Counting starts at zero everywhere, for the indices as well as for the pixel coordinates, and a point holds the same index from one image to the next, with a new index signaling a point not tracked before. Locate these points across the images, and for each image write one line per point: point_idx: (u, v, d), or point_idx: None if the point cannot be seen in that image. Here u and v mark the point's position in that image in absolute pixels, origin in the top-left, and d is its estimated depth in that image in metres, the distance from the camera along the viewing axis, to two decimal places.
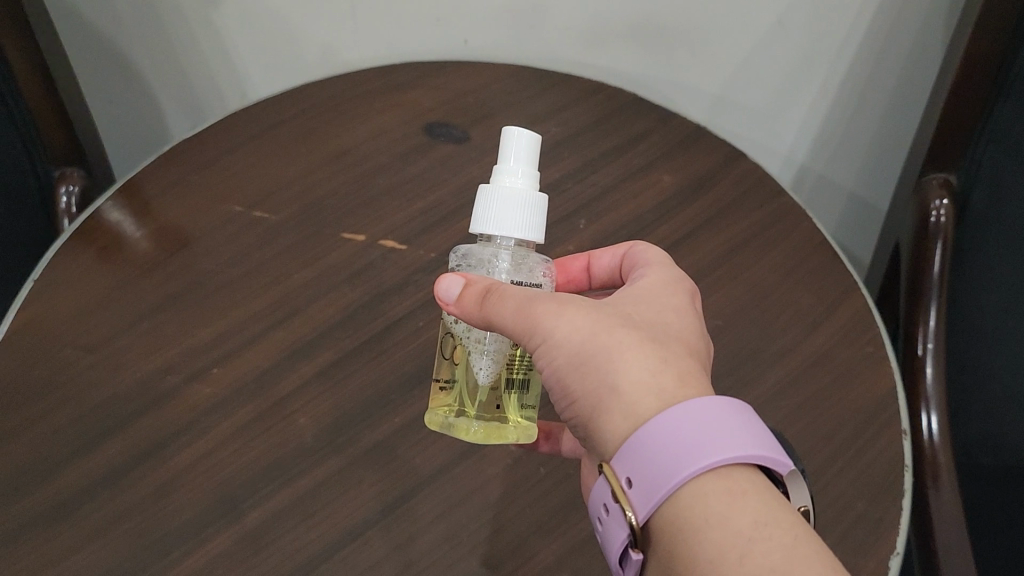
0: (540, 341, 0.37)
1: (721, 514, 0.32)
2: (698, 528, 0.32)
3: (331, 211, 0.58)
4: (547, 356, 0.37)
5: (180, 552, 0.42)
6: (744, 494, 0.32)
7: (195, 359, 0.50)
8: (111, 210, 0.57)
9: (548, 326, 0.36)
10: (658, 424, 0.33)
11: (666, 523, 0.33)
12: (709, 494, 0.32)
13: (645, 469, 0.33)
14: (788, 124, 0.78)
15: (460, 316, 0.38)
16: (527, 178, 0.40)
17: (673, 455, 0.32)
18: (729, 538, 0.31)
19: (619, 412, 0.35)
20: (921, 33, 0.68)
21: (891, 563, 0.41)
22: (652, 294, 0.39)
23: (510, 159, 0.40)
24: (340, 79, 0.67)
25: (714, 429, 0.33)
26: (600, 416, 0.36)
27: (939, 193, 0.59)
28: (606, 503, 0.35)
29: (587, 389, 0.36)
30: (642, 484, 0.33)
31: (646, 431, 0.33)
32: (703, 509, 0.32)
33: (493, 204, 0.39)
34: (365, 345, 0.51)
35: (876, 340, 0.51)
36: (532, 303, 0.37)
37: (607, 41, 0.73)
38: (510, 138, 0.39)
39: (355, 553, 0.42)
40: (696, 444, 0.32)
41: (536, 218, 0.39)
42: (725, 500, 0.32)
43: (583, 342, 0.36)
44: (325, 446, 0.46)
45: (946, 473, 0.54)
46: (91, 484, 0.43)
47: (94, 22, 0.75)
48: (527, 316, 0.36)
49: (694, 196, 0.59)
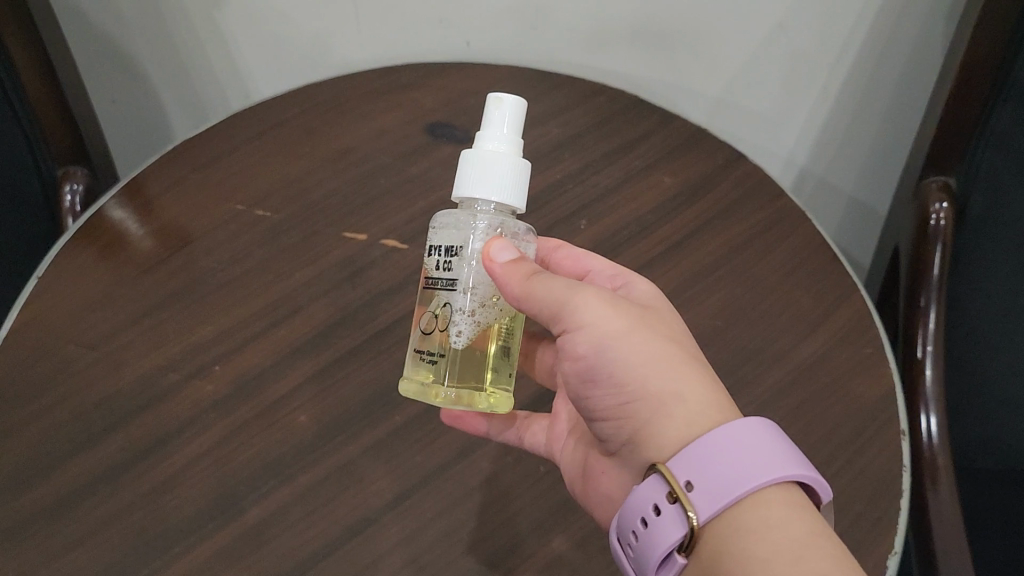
0: (587, 323, 0.39)
1: (782, 520, 0.34)
2: (758, 530, 0.34)
3: (333, 211, 0.59)
4: (592, 340, 0.39)
5: (181, 548, 0.42)
6: (800, 508, 0.35)
7: (197, 356, 0.50)
8: (113, 209, 0.58)
9: (599, 314, 0.39)
10: (732, 431, 0.36)
11: (725, 525, 0.34)
12: (771, 503, 0.34)
13: (712, 472, 0.35)
14: (790, 127, 0.78)
15: (498, 278, 0.39)
16: (509, 145, 0.41)
17: (746, 462, 0.35)
18: (788, 541, 0.33)
19: (682, 417, 0.37)
20: (922, 37, 0.68)
21: (891, 563, 0.41)
22: (660, 305, 0.43)
23: (496, 125, 0.41)
24: (342, 80, 0.68)
25: (779, 447, 0.35)
26: (659, 418, 0.38)
27: (938, 197, 0.59)
28: (657, 503, 0.36)
29: (647, 392, 0.38)
30: (705, 486, 0.35)
31: (715, 439, 0.36)
32: (764, 514, 0.34)
33: (475, 167, 0.40)
34: (367, 343, 0.51)
35: (875, 341, 0.51)
36: (578, 290, 0.40)
37: (609, 43, 0.73)
38: (495, 106, 0.41)
39: (356, 550, 0.42)
40: (765, 456, 0.35)
41: (515, 181, 0.40)
42: (786, 510, 0.34)
43: (641, 345, 0.39)
44: (325, 443, 0.46)
45: (945, 475, 0.54)
46: (92, 480, 0.44)
47: (97, 22, 0.75)
48: (574, 299, 0.39)
49: (695, 198, 0.60)
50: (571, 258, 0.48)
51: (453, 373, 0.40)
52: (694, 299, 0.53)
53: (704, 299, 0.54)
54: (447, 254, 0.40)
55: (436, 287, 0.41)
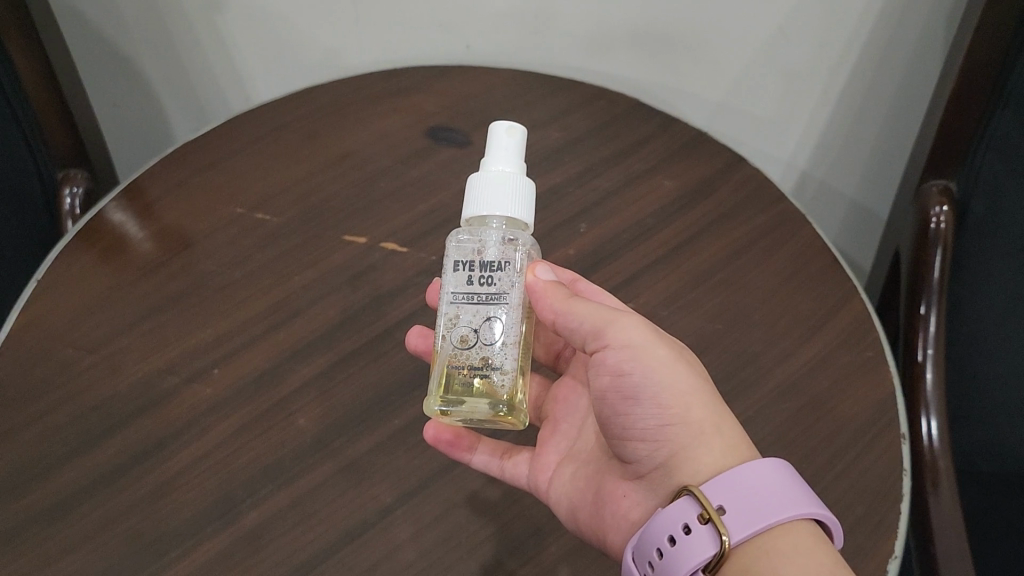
0: (638, 344, 0.40)
1: (811, 552, 0.35)
2: (789, 558, 0.35)
3: (332, 214, 0.58)
4: (639, 358, 0.40)
5: (179, 551, 0.42)
6: (824, 543, 0.36)
7: (197, 359, 0.50)
8: (114, 211, 0.58)
9: (646, 337, 0.40)
10: (768, 465, 0.37)
11: (756, 549, 0.36)
12: (799, 535, 0.36)
13: (748, 498, 0.36)
14: (791, 132, 0.78)
15: (542, 292, 0.41)
16: (512, 166, 0.42)
17: (781, 494, 0.36)
18: (817, 569, 0.35)
19: (722, 446, 0.39)
20: (922, 40, 0.68)
21: (891, 568, 0.41)
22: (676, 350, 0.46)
23: (498, 150, 0.42)
24: (343, 85, 0.68)
25: (806, 486, 0.37)
26: (699, 443, 0.39)
27: (938, 200, 0.59)
28: (687, 523, 0.36)
29: (690, 416, 0.40)
30: (741, 510, 0.36)
31: (751, 468, 0.37)
32: (794, 543, 0.35)
33: (482, 190, 0.41)
34: (367, 346, 0.51)
35: (875, 346, 0.51)
36: (624, 314, 0.41)
37: (609, 46, 0.73)
38: (497, 133, 0.42)
39: (354, 554, 0.42)
40: (798, 490, 0.36)
41: (518, 198, 0.41)
42: (813, 544, 0.36)
43: (683, 370, 0.40)
44: (324, 446, 0.46)
45: (946, 478, 0.54)
46: (92, 482, 0.44)
47: (98, 26, 0.75)
48: (620, 319, 0.40)
49: (695, 201, 0.60)
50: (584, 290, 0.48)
51: (508, 386, 0.40)
52: (694, 303, 0.53)
53: (704, 302, 0.54)
54: (485, 270, 0.40)
55: (473, 301, 0.40)
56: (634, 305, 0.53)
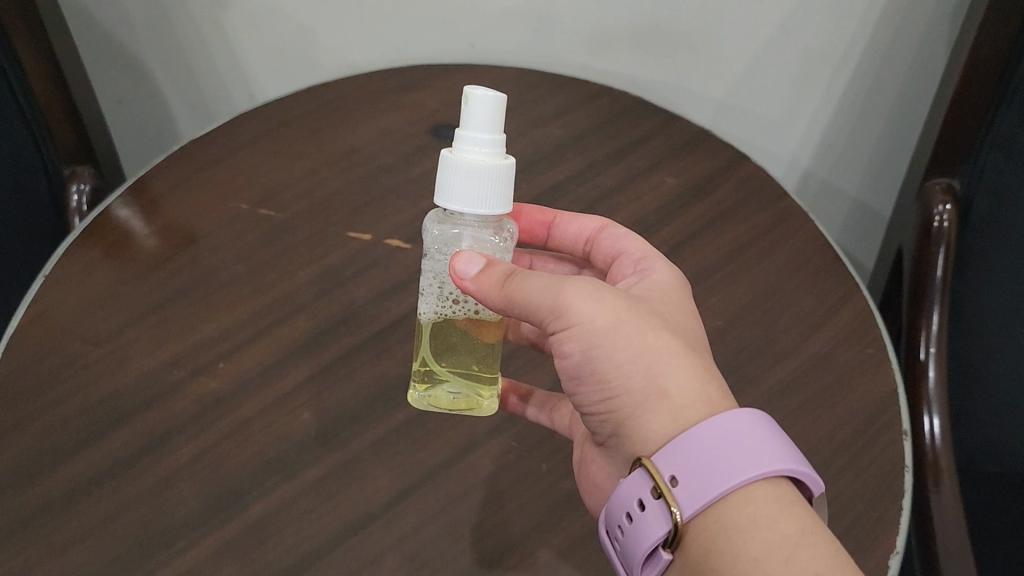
0: (573, 323, 0.38)
1: (770, 518, 0.34)
2: (746, 529, 0.34)
3: (336, 211, 0.59)
4: (578, 338, 0.38)
5: (183, 543, 0.42)
6: (786, 498, 0.34)
7: (201, 354, 0.50)
8: (120, 207, 0.58)
9: (584, 309, 0.38)
10: (719, 423, 0.35)
11: (711, 521, 0.34)
12: (758, 498, 0.34)
13: (697, 467, 0.35)
14: (794, 130, 0.78)
15: (477, 292, 0.40)
16: (492, 144, 0.39)
17: (732, 456, 0.34)
18: (777, 539, 0.33)
19: (668, 413, 0.37)
20: (926, 37, 0.68)
21: (892, 563, 0.41)
22: (665, 292, 0.42)
23: (476, 121, 0.39)
24: (347, 82, 0.68)
25: (766, 439, 0.35)
26: (643, 415, 0.37)
27: (941, 199, 0.60)
28: (641, 499, 0.36)
29: (631, 388, 0.37)
30: (690, 479, 0.35)
31: (701, 431, 0.35)
32: (750, 510, 0.34)
33: (453, 177, 0.39)
34: (370, 341, 0.51)
35: (877, 342, 0.51)
36: (566, 284, 0.39)
37: (613, 44, 0.74)
38: (471, 104, 0.38)
39: (354, 547, 0.42)
40: (752, 449, 0.35)
41: (493, 189, 0.39)
42: (775, 505, 0.34)
43: (626, 334, 0.38)
44: (328, 440, 0.47)
45: (948, 475, 0.54)
46: (97, 474, 0.44)
47: (106, 22, 0.76)
48: (561, 293, 0.38)
49: (697, 198, 0.60)
50: (612, 237, 0.48)
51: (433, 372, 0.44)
52: (697, 300, 0.53)
53: (706, 299, 0.54)
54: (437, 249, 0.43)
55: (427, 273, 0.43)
56: None
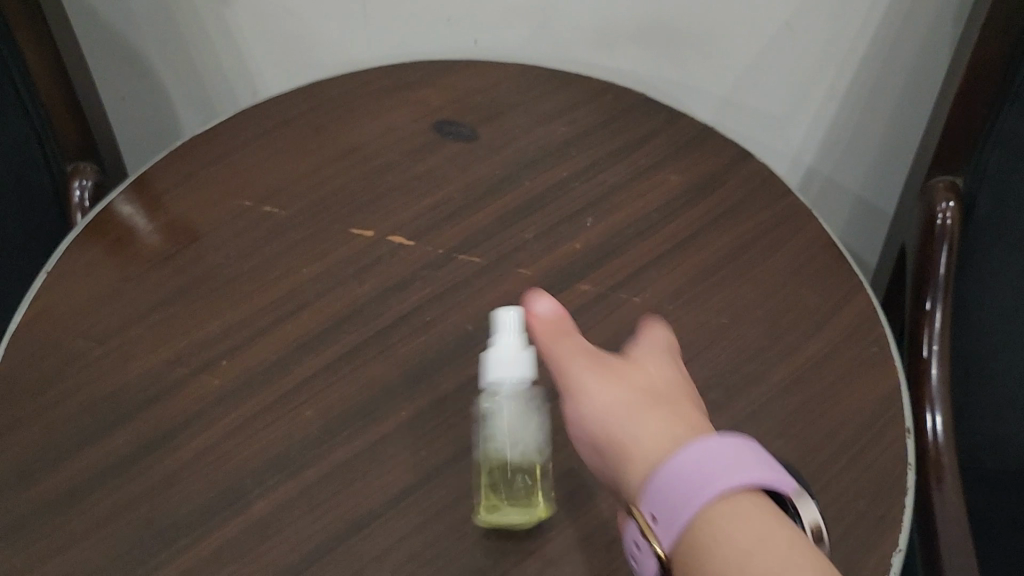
0: (585, 404, 0.40)
1: (729, 536, 0.33)
2: (710, 551, 0.33)
3: (339, 208, 0.59)
4: (588, 421, 0.40)
5: (186, 540, 0.42)
6: (777, 513, 0.34)
7: (204, 351, 0.50)
8: (124, 205, 0.58)
9: (594, 391, 0.40)
10: (686, 457, 0.35)
11: (683, 551, 0.34)
12: (718, 518, 0.33)
13: (667, 502, 0.34)
14: (797, 127, 0.78)
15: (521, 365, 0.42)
16: None
17: (696, 488, 0.34)
18: (739, 557, 0.32)
19: (643, 463, 0.37)
20: (930, 33, 0.68)
21: (894, 561, 0.41)
22: (659, 357, 0.43)
23: None
24: (351, 79, 0.68)
25: (734, 462, 0.34)
26: (626, 472, 0.38)
27: (945, 196, 0.60)
28: (636, 542, 0.36)
29: (615, 452, 0.38)
30: (664, 515, 0.34)
31: (672, 468, 0.35)
32: (712, 530, 0.33)
33: None
34: (375, 338, 0.51)
35: (881, 340, 0.51)
36: (574, 367, 0.41)
37: (617, 41, 0.73)
38: None
39: (358, 545, 0.42)
40: (713, 475, 0.34)
41: None
42: (737, 521, 0.33)
43: (622, 405, 0.39)
44: (332, 437, 0.46)
45: (951, 472, 0.54)
46: (100, 471, 0.44)
47: (110, 19, 0.76)
48: (574, 375, 0.41)
49: (701, 195, 0.60)
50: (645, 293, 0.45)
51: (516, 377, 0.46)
52: (701, 297, 0.53)
53: (711, 296, 0.53)
54: None
55: None
56: (639, 299, 0.53)
